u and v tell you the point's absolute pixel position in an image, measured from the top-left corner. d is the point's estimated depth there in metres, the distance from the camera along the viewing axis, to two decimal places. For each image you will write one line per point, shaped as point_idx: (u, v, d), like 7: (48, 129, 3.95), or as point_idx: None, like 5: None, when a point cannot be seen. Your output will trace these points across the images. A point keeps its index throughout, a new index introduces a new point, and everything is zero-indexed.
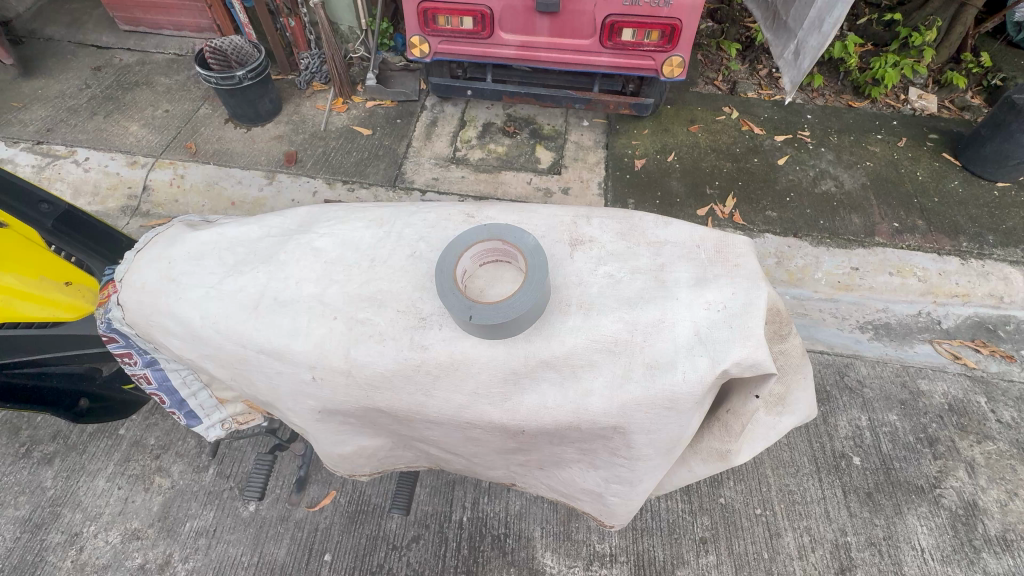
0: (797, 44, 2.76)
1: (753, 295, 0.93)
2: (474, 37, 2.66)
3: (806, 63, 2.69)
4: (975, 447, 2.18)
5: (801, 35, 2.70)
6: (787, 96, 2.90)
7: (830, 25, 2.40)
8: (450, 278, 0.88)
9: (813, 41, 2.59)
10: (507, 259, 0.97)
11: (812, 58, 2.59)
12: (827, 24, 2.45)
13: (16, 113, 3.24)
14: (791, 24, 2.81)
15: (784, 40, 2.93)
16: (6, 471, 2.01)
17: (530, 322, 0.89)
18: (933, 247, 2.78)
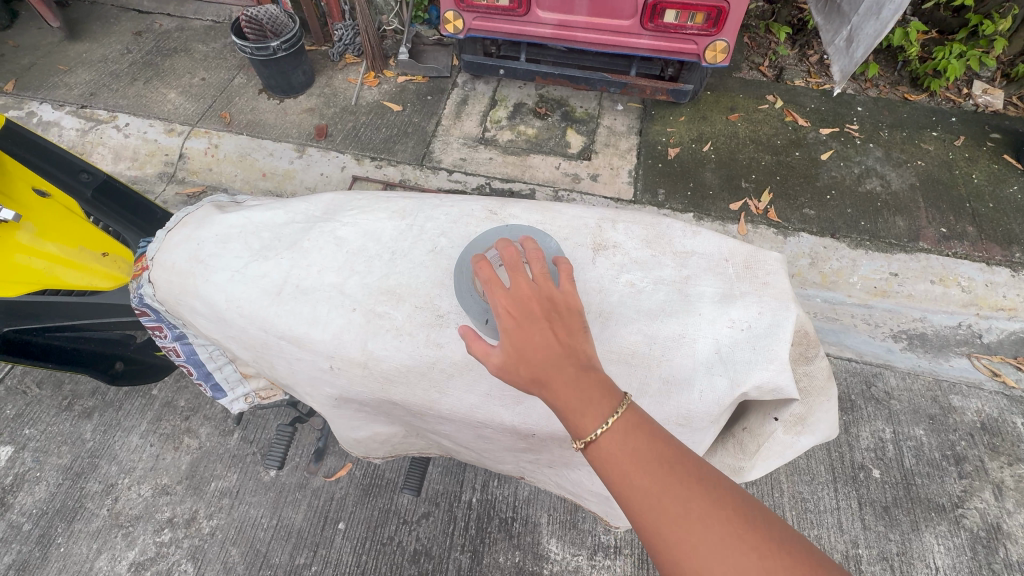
0: (850, 31, 2.60)
1: (781, 316, 0.89)
2: (510, 14, 2.58)
3: (859, 52, 2.53)
4: (1005, 469, 2.10)
5: (857, 22, 2.53)
6: (835, 87, 2.74)
7: (887, 13, 2.25)
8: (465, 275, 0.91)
9: (869, 28, 2.42)
10: None
11: (866, 47, 2.42)
12: (885, 11, 2.28)
13: (61, 76, 3.32)
14: (846, 8, 2.64)
15: (836, 25, 2.75)
16: (50, 421, 2.14)
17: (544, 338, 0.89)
18: (981, 256, 2.63)
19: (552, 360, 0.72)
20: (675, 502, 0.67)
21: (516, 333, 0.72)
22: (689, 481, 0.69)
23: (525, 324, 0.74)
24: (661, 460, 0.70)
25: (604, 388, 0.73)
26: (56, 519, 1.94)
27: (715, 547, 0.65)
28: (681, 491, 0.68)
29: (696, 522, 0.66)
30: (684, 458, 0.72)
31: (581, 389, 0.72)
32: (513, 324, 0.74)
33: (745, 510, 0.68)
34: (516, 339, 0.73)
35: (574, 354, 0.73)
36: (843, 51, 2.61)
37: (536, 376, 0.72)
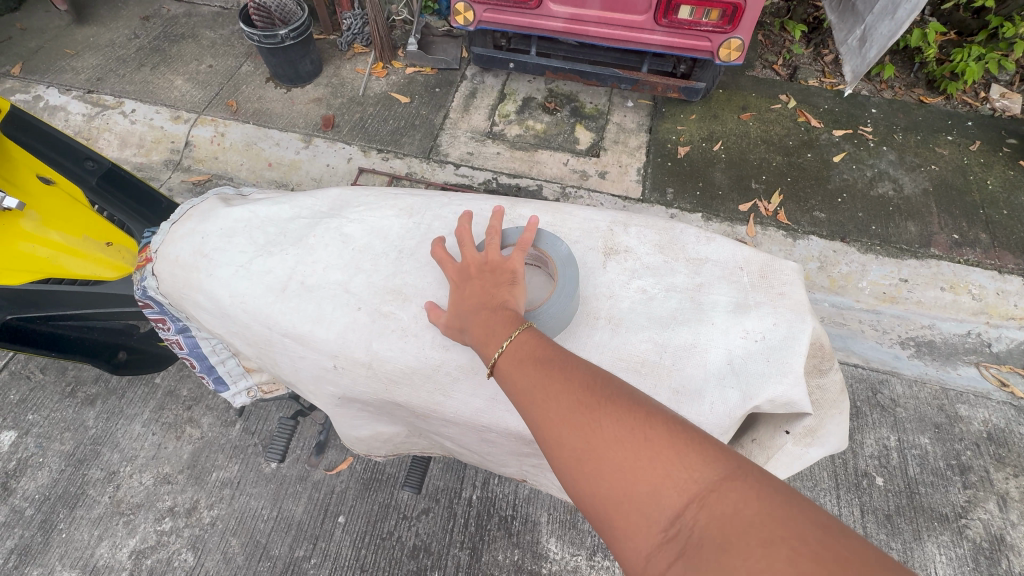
0: (864, 31, 2.56)
1: (796, 328, 0.88)
2: (521, 7, 2.54)
3: (873, 52, 2.49)
4: (1010, 480, 2.08)
5: (872, 21, 2.49)
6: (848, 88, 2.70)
7: (904, 13, 2.20)
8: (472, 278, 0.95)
9: (884, 28, 2.39)
10: (538, 264, 0.97)
11: (881, 48, 2.38)
12: (901, 11, 2.24)
13: (68, 60, 3.30)
14: (861, 7, 2.59)
15: (850, 23, 2.71)
16: (53, 407, 2.15)
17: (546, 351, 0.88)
18: (993, 264, 2.59)
19: (471, 309, 0.82)
20: (531, 388, 0.71)
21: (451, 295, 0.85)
22: (544, 367, 0.72)
23: (459, 285, 0.85)
24: (524, 355, 0.75)
25: (512, 321, 0.79)
26: (58, 505, 1.95)
27: (562, 417, 0.67)
28: (537, 377, 0.71)
29: (546, 401, 0.69)
30: (550, 353, 0.76)
31: (488, 327, 0.79)
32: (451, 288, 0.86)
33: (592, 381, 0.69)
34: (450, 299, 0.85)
35: (491, 301, 0.81)
36: (857, 52, 2.57)
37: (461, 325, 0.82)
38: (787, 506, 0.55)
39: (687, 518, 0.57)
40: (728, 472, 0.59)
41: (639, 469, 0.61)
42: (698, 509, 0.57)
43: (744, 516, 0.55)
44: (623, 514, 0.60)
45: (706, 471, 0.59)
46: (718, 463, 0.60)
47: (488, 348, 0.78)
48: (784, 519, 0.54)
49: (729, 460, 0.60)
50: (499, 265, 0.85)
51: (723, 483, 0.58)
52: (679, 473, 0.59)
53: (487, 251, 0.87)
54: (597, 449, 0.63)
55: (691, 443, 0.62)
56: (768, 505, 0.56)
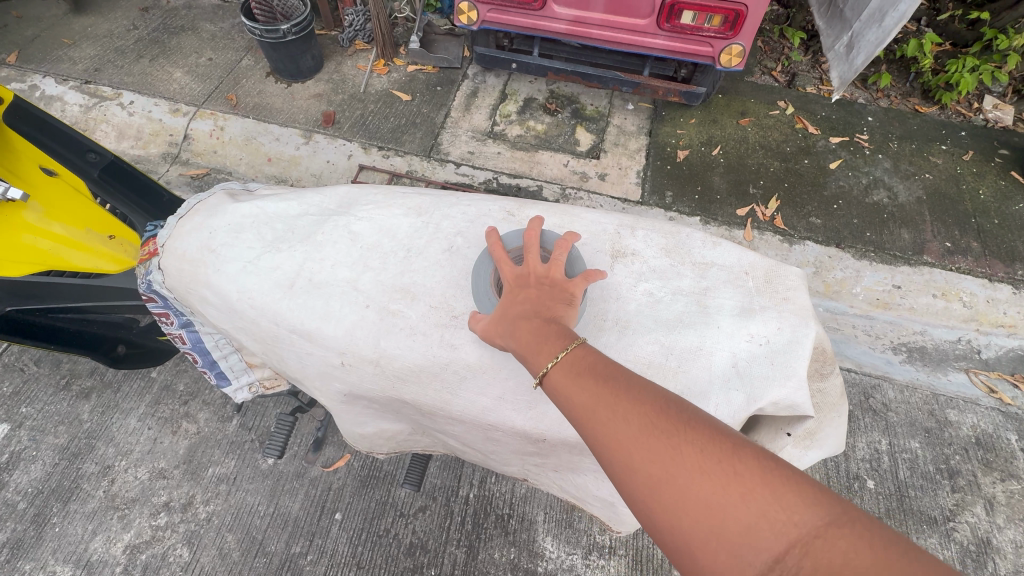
0: (851, 37, 2.59)
1: (800, 332, 0.89)
2: (525, 8, 2.55)
3: (860, 59, 2.52)
4: (997, 484, 2.12)
5: (859, 28, 2.52)
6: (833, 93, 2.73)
7: (892, 21, 2.24)
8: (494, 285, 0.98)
9: (870, 35, 2.42)
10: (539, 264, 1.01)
11: (869, 54, 2.42)
12: (889, 18, 2.27)
13: (66, 50, 3.27)
14: (848, 15, 2.64)
15: (836, 30, 2.76)
16: (48, 400, 2.13)
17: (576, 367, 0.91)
18: (984, 272, 2.64)
19: (523, 318, 0.82)
20: (607, 412, 0.70)
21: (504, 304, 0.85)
22: (618, 392, 0.71)
23: (511, 293, 0.85)
24: (598, 378, 0.73)
25: (564, 339, 0.79)
26: (52, 499, 1.93)
27: (645, 447, 0.66)
28: (617, 402, 0.70)
29: (627, 429, 0.67)
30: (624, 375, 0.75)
31: (538, 335, 0.80)
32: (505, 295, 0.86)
33: (674, 408, 0.68)
34: (503, 307, 0.85)
35: (548, 316, 0.81)
36: (843, 58, 2.60)
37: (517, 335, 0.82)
38: (895, 556, 0.55)
39: (788, 562, 0.57)
40: (832, 517, 0.58)
41: (735, 508, 0.60)
42: (801, 554, 0.57)
43: (854, 566, 0.54)
44: (716, 552, 0.59)
45: (809, 514, 0.58)
46: (817, 503, 0.59)
47: (540, 358, 0.78)
48: (900, 572, 0.53)
49: (826, 502, 0.60)
50: (554, 278, 0.85)
51: (827, 529, 0.57)
52: (778, 515, 0.59)
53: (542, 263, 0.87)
54: (686, 483, 0.62)
55: (787, 482, 0.61)
56: (877, 554, 0.55)
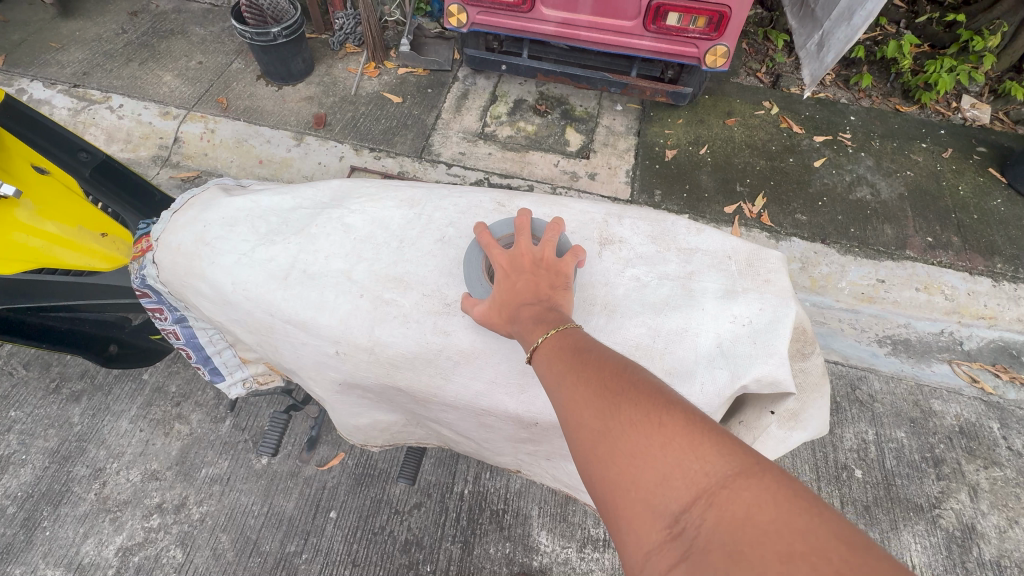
0: (821, 36, 2.65)
1: (781, 312, 0.92)
2: (513, 10, 2.59)
3: (830, 56, 2.58)
4: (980, 472, 2.17)
5: (829, 27, 2.60)
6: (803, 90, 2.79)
7: (859, 21, 2.30)
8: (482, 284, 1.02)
9: (840, 33, 2.48)
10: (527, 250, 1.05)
11: (837, 52, 2.49)
12: (858, 17, 2.33)
13: (54, 54, 3.26)
14: (819, 14, 2.72)
15: (808, 29, 2.84)
16: (37, 404, 2.11)
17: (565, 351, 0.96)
18: (965, 266, 2.70)
19: (523, 302, 0.85)
20: (561, 375, 0.75)
21: (503, 289, 0.87)
22: (575, 357, 0.76)
23: (512, 277, 0.87)
24: (561, 346, 0.78)
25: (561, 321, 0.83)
26: (42, 502, 1.91)
27: (585, 404, 0.71)
28: (572, 368, 0.75)
29: (577, 390, 0.73)
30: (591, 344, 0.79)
31: (538, 318, 0.83)
32: (503, 280, 0.88)
33: (621, 371, 0.72)
34: (501, 292, 0.87)
35: (545, 298, 0.85)
36: (814, 55, 2.67)
37: (514, 319, 0.85)
38: (808, 517, 0.55)
39: (694, 514, 0.59)
40: (744, 470, 0.59)
41: (653, 461, 0.63)
42: (706, 506, 0.58)
43: (754, 518, 0.55)
44: (630, 502, 0.63)
45: (720, 466, 0.60)
46: (735, 459, 0.60)
47: (536, 336, 0.81)
48: (801, 525, 0.54)
49: (749, 460, 0.61)
50: (554, 264, 0.89)
51: (736, 480, 0.59)
52: (691, 467, 0.61)
53: (541, 246, 0.90)
54: (615, 437, 0.66)
55: (710, 438, 0.63)
56: (783, 509, 0.56)
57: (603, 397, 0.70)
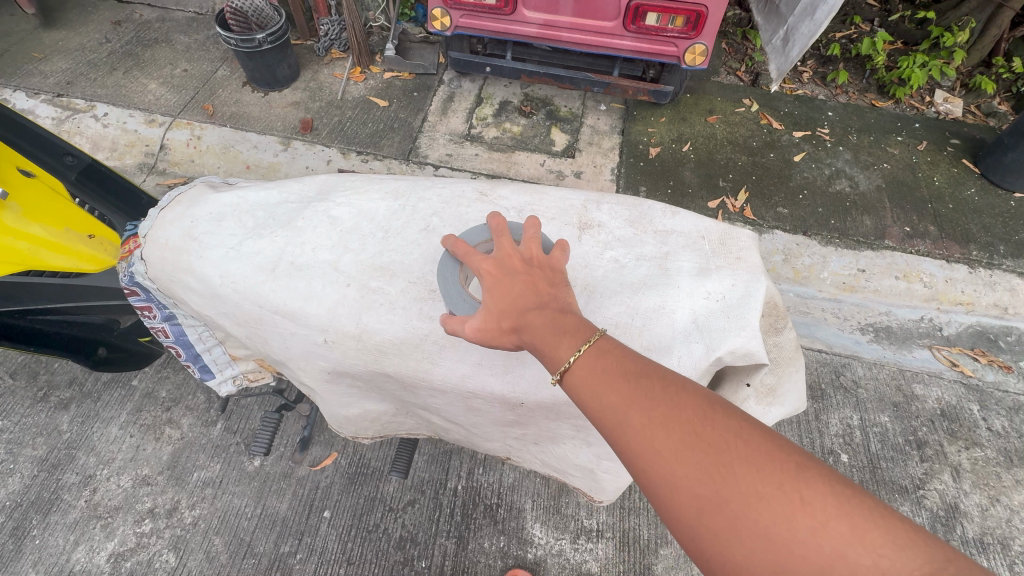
0: (786, 32, 2.75)
1: (752, 287, 0.97)
2: (496, 13, 2.64)
3: (796, 52, 2.66)
4: (962, 453, 2.22)
5: (794, 22, 2.68)
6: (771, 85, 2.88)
7: (822, 16, 2.37)
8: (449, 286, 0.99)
9: (804, 28, 2.56)
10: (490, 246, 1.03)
11: (802, 46, 2.56)
12: (820, 12, 2.40)
13: (36, 64, 3.25)
14: (783, 11, 2.84)
15: (774, 25, 2.97)
16: (24, 413, 2.10)
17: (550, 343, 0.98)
18: (942, 254, 2.77)
19: (528, 307, 0.82)
20: (662, 438, 0.70)
21: (497, 300, 0.82)
22: (676, 416, 0.71)
23: (506, 281, 0.84)
24: (615, 377, 0.76)
25: (581, 328, 0.81)
26: (31, 511, 1.90)
27: (704, 479, 0.66)
28: (639, 402, 0.73)
29: (653, 428, 0.71)
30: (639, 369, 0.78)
31: (550, 325, 0.81)
32: (497, 285, 0.84)
33: (741, 438, 0.68)
34: (497, 303, 0.82)
35: (547, 300, 0.82)
36: (781, 50, 2.75)
37: (517, 332, 0.82)
38: None
39: None
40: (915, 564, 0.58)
41: (807, 552, 0.60)
42: None
43: None
44: None
45: (891, 563, 0.58)
46: (904, 551, 0.59)
47: (561, 352, 0.78)
48: None
49: (919, 551, 0.59)
50: (544, 262, 0.87)
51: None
52: (856, 561, 0.59)
53: (525, 244, 0.88)
54: (754, 520, 0.63)
55: (869, 525, 0.61)
56: None
57: (691, 435, 0.69)
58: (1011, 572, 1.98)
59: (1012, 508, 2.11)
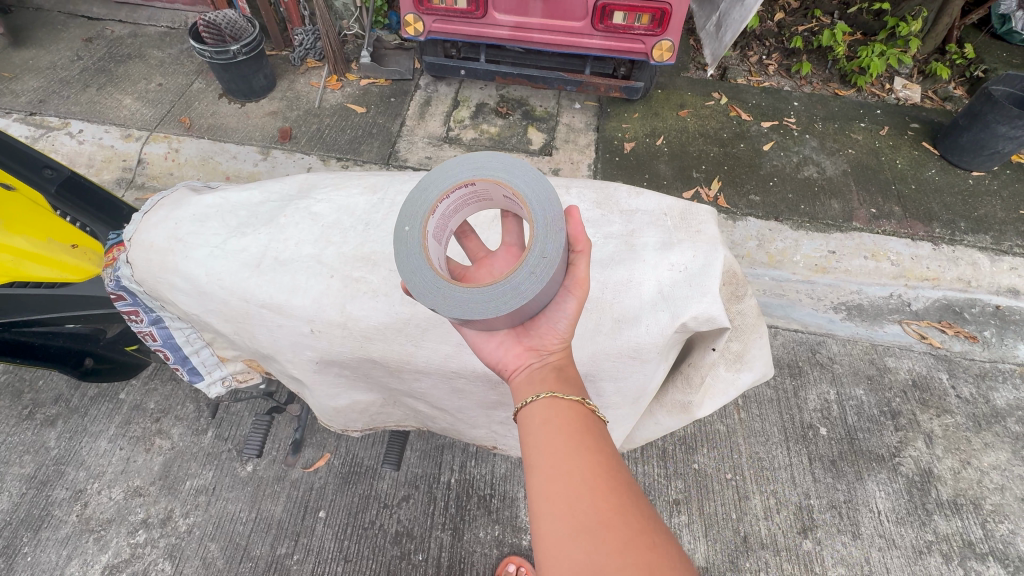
0: (720, 17, 2.92)
1: (711, 257, 1.13)
2: (468, 16, 2.69)
3: (727, 36, 2.82)
4: (934, 420, 2.32)
5: (726, 9, 2.83)
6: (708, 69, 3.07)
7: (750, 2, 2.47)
8: (559, 205, 1.02)
9: (736, 15, 2.70)
10: (437, 204, 1.06)
11: (734, 33, 2.71)
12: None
13: (7, 84, 3.22)
14: None
15: (708, 10, 3.12)
16: (10, 432, 2.08)
17: (460, 298, 0.98)
18: (907, 233, 2.88)
19: None
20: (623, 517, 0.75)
21: None
22: (644, 525, 0.75)
23: None
24: (614, 457, 0.83)
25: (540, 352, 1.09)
26: (21, 528, 1.89)
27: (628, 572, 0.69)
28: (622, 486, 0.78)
29: (632, 520, 0.75)
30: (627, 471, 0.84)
31: None
32: None
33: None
34: None
35: None
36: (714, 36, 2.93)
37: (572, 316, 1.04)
38: None
39: None
40: None
41: None
42: None
43: None
44: None
45: None
46: None
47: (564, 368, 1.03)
48: None
49: None
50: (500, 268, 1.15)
51: None
52: None
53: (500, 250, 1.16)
54: None
55: None
56: None
57: (650, 551, 0.72)
58: (983, 530, 2.08)
59: (982, 470, 2.21)
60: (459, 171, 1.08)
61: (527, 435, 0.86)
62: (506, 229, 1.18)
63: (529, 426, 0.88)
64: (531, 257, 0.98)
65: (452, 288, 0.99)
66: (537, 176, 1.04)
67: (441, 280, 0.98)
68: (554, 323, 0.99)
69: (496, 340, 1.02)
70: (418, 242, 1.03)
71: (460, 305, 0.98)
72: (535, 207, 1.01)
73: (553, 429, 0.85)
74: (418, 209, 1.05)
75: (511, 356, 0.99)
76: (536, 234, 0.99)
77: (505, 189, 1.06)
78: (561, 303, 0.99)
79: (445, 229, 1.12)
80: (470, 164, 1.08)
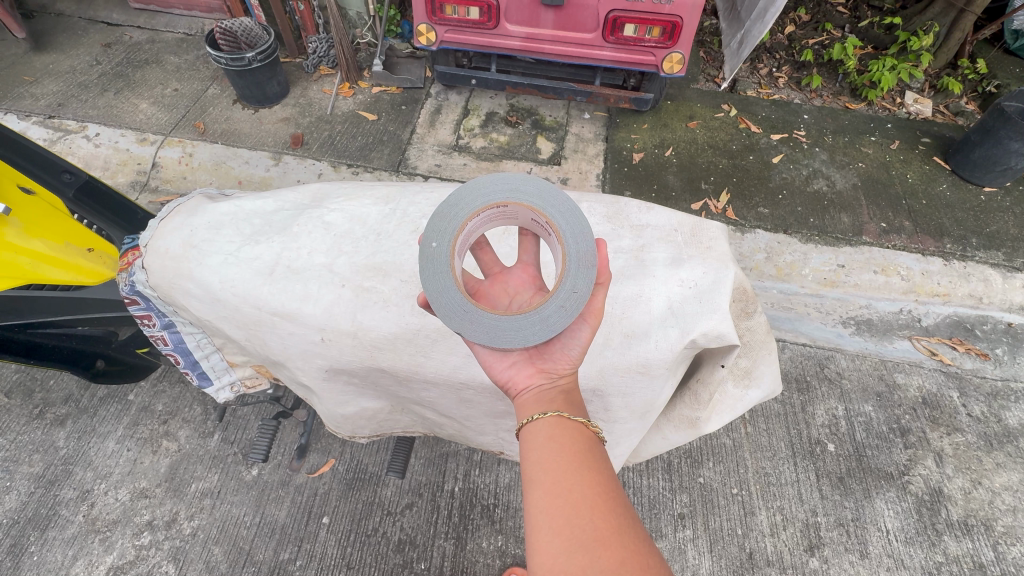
0: (743, 35, 2.95)
1: (721, 274, 1.14)
2: (480, 27, 2.72)
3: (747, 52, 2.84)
4: (944, 438, 2.29)
5: (750, 26, 2.86)
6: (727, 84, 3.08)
7: (769, 17, 2.50)
8: (592, 238, 1.04)
9: (756, 31, 2.72)
10: (466, 224, 1.06)
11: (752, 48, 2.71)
12: (767, 17, 2.56)
13: (27, 87, 3.29)
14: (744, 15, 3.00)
15: (735, 29, 3.15)
16: (21, 430, 2.10)
17: (486, 323, 1.00)
18: (918, 248, 2.86)
19: None
20: (616, 540, 0.74)
21: None
22: (638, 550, 0.74)
23: None
24: (613, 479, 0.82)
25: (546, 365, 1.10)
26: (28, 528, 1.90)
27: None
28: (618, 508, 0.78)
29: (627, 545, 0.74)
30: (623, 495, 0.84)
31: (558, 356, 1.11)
32: None
33: None
34: None
35: None
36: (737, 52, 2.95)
37: None
38: None
39: None
40: None
41: None
42: None
43: None
44: None
45: None
46: None
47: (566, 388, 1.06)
48: None
49: None
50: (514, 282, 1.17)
51: None
52: None
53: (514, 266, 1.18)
54: None
55: None
56: None
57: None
58: (994, 552, 2.05)
59: (994, 490, 2.18)
60: (492, 189, 1.07)
61: (528, 449, 0.87)
62: (523, 246, 1.20)
63: (531, 443, 0.88)
64: (560, 292, 1.00)
65: (476, 311, 1.00)
66: (573, 208, 1.05)
67: (468, 303, 1.00)
68: (568, 349, 1.00)
69: (510, 360, 1.02)
70: (446, 260, 1.03)
71: (486, 330, 1.00)
72: (569, 240, 1.03)
73: (555, 446, 0.85)
74: (448, 225, 1.05)
75: (522, 375, 0.99)
76: (568, 269, 1.01)
77: (537, 215, 1.06)
78: (577, 331, 1.00)
79: (468, 242, 1.12)
80: (504, 184, 1.08)
